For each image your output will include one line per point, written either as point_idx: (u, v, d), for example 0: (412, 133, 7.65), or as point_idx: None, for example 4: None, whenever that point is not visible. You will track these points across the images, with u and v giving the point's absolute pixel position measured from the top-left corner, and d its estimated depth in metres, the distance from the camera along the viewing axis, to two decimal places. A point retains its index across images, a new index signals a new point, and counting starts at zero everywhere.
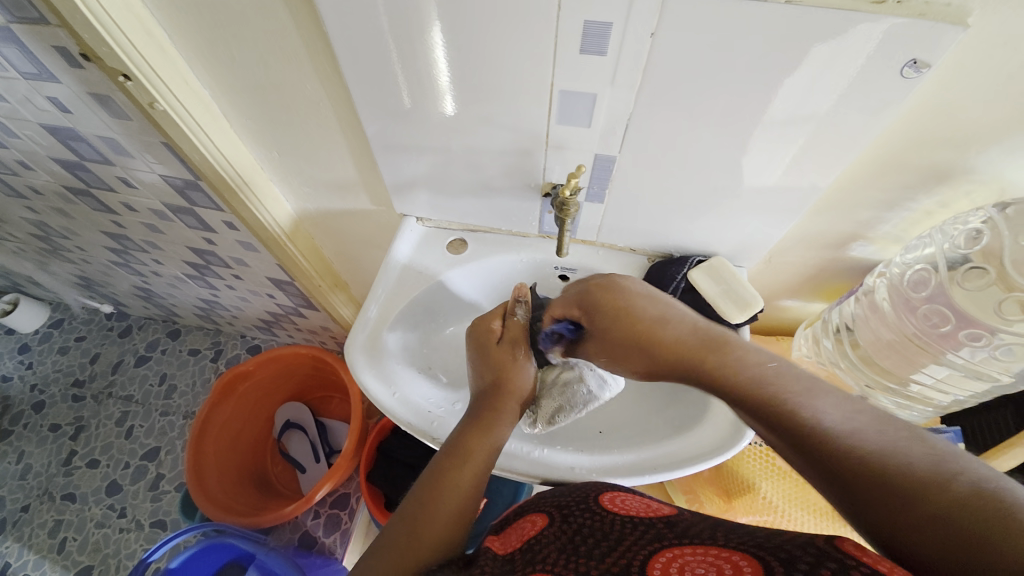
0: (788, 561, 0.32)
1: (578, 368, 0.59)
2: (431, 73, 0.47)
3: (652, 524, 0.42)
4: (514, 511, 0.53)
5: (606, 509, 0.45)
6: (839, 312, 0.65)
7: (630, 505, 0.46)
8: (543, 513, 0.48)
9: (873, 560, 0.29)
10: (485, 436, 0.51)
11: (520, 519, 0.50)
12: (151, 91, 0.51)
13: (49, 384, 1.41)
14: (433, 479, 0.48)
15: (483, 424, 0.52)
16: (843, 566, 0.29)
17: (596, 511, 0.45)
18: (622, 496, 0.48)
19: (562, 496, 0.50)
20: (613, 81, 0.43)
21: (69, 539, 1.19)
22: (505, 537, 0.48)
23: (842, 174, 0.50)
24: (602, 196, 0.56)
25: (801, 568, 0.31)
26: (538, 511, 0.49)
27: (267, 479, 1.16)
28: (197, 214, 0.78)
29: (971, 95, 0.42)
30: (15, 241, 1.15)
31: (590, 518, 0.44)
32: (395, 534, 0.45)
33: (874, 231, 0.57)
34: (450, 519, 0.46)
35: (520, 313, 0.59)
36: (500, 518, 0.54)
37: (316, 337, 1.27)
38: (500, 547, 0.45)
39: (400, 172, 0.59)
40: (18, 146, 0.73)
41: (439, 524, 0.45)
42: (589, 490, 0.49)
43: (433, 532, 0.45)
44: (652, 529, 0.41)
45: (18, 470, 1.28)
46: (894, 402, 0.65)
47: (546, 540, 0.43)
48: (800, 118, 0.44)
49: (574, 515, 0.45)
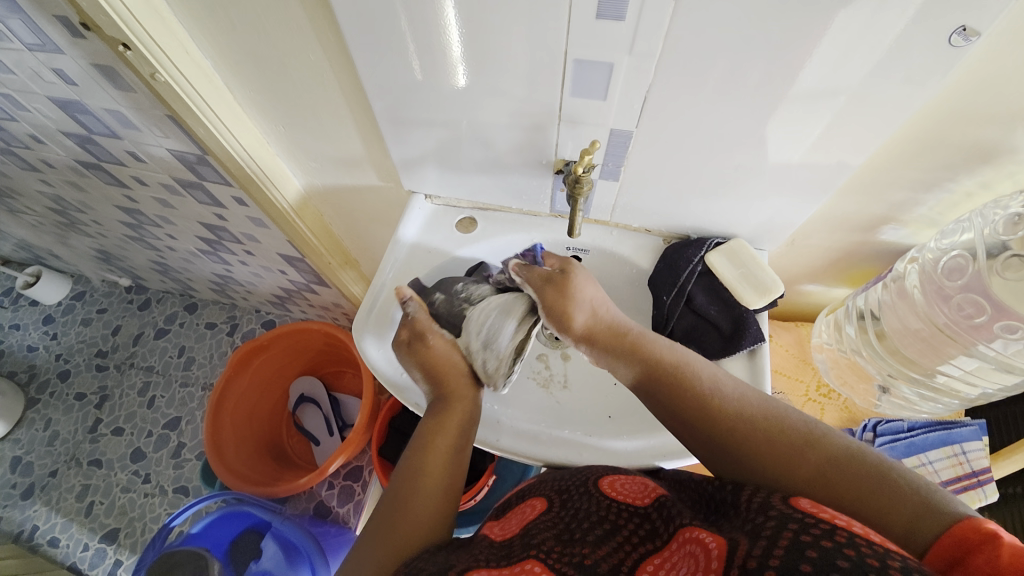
0: (753, 535, 0.33)
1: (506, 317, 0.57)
2: (438, 43, 0.44)
3: (646, 516, 0.43)
4: (517, 493, 0.53)
5: (604, 494, 0.45)
6: (865, 299, 0.62)
7: (629, 489, 0.46)
8: (543, 498, 0.48)
9: (829, 516, 0.32)
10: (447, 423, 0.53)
11: (522, 502, 0.50)
12: (151, 62, 0.50)
13: (74, 354, 1.46)
14: (413, 465, 0.50)
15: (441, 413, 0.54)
16: (804, 527, 0.31)
17: (594, 495, 0.45)
18: (619, 479, 0.48)
19: (562, 479, 0.50)
20: (631, 50, 0.40)
21: (96, 503, 1.24)
22: (505, 522, 0.48)
23: (875, 153, 0.47)
24: (617, 173, 0.54)
25: (766, 536, 0.32)
26: (538, 494, 0.49)
27: (284, 450, 1.19)
28: (207, 189, 0.77)
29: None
30: (32, 214, 1.17)
31: (588, 503, 0.45)
32: (384, 519, 0.47)
33: (909, 214, 0.53)
34: (437, 495, 0.48)
35: (413, 309, 0.58)
36: (503, 500, 0.54)
37: (328, 312, 1.28)
38: (499, 532, 0.45)
39: (408, 147, 0.57)
40: (29, 120, 0.73)
41: (425, 502, 0.47)
42: (587, 475, 0.49)
43: (420, 508, 0.47)
44: (646, 522, 0.42)
45: (46, 436, 1.34)
46: (918, 394, 0.63)
47: (544, 527, 0.43)
48: (831, 91, 0.41)
49: (573, 500, 0.46)
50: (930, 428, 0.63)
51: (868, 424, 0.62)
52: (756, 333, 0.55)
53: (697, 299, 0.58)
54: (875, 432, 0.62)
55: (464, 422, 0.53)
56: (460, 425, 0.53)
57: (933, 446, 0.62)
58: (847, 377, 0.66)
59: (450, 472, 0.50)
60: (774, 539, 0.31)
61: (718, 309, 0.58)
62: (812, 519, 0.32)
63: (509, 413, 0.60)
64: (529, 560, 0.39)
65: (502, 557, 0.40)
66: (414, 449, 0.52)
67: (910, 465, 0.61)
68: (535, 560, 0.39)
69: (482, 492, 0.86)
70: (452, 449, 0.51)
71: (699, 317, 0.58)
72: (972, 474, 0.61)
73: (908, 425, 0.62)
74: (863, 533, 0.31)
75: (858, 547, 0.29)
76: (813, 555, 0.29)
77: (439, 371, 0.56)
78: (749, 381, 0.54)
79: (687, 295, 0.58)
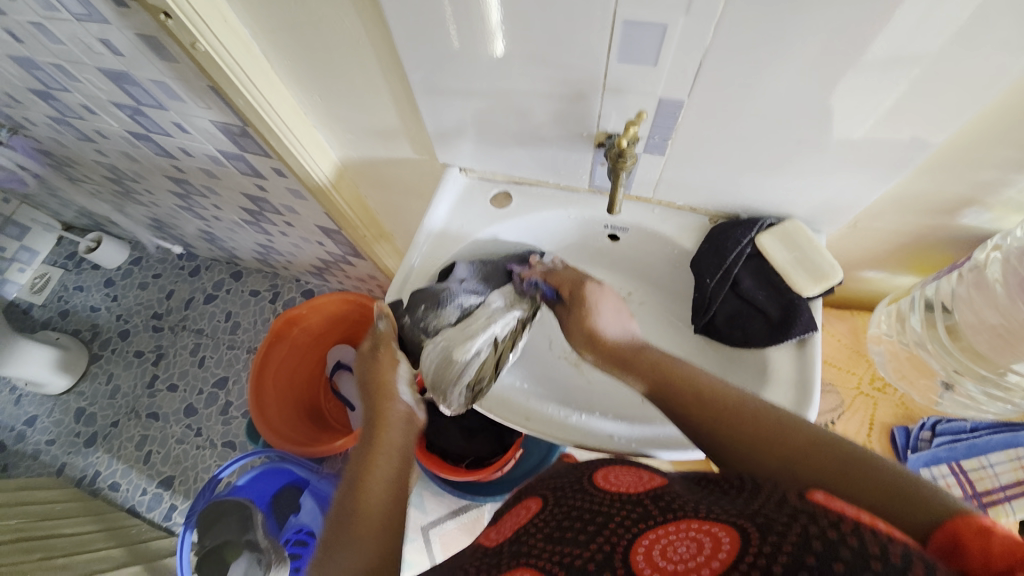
0: (764, 529, 0.31)
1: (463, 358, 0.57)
2: (475, 7, 0.42)
3: (641, 503, 0.40)
4: (515, 495, 0.52)
5: (598, 488, 0.44)
6: (935, 288, 0.57)
7: (623, 480, 0.45)
8: (538, 498, 0.47)
9: (842, 507, 0.30)
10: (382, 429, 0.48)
11: (517, 504, 0.49)
12: (192, 31, 0.50)
13: (133, 315, 1.56)
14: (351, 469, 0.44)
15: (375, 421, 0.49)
16: (814, 521, 0.29)
17: (589, 491, 0.43)
18: (614, 471, 0.47)
19: (557, 479, 0.49)
20: (687, 10, 0.37)
21: (153, 452, 1.35)
22: (501, 527, 0.47)
23: (962, 126, 0.42)
24: (663, 146, 0.50)
25: (775, 533, 0.30)
26: (533, 495, 0.48)
27: (322, 413, 1.25)
28: (247, 160, 0.79)
29: None
30: (91, 182, 1.23)
31: (580, 500, 0.43)
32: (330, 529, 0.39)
33: (994, 196, 0.48)
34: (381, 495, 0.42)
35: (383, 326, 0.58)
36: (505, 500, 0.53)
37: (364, 283, 1.30)
38: (492, 540, 0.45)
39: (443, 119, 0.56)
40: (83, 91, 0.76)
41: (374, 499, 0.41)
42: (583, 471, 0.48)
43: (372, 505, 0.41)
44: (638, 508, 0.39)
45: (109, 390, 1.45)
46: (985, 392, 0.57)
47: (535, 527, 0.42)
48: (916, 54, 0.36)
49: (567, 497, 0.44)
50: (994, 429, 0.58)
51: (927, 422, 0.59)
52: (808, 322, 0.51)
53: (743, 283, 0.55)
54: (934, 432, 0.59)
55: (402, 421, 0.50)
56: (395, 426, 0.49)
57: (995, 448, 0.57)
58: (907, 371, 0.61)
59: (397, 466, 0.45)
60: (784, 534, 0.29)
61: (766, 295, 0.54)
62: (822, 514, 0.30)
63: (538, 392, 0.60)
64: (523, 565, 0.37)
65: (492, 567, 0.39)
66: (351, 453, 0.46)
67: (968, 467, 0.57)
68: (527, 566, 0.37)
69: (509, 464, 0.87)
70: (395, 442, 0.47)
71: (744, 303, 0.55)
72: None
73: (967, 426, 0.58)
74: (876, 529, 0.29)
75: (866, 544, 0.27)
76: (822, 555, 0.27)
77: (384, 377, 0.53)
78: (794, 371, 0.52)
79: (733, 279, 0.55)
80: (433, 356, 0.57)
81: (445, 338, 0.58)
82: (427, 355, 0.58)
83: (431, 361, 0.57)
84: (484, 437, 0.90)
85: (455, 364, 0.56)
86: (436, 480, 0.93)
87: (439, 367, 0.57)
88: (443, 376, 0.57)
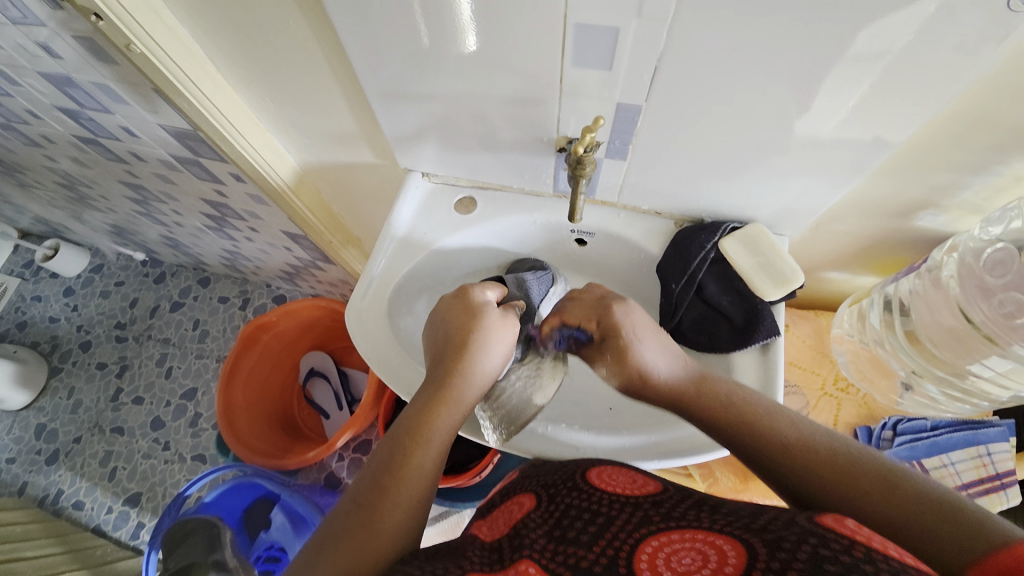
0: (773, 545, 0.31)
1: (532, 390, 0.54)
2: (425, 8, 0.40)
3: (639, 506, 0.40)
4: (500, 492, 0.51)
5: (594, 486, 0.43)
6: (894, 288, 0.57)
7: (618, 480, 0.44)
8: (531, 494, 0.46)
9: (853, 532, 0.31)
10: (445, 409, 0.47)
11: (508, 500, 0.48)
12: (126, 33, 0.47)
13: (94, 325, 1.49)
14: (391, 459, 0.43)
15: (435, 398, 0.47)
16: (824, 541, 0.30)
17: (583, 489, 0.43)
18: (609, 469, 0.46)
19: (548, 475, 0.47)
20: (638, 13, 0.36)
21: (119, 468, 1.29)
22: (492, 522, 0.46)
23: (916, 131, 0.42)
24: (624, 151, 0.50)
25: (784, 549, 0.31)
26: (524, 491, 0.47)
27: (295, 422, 1.21)
28: (204, 166, 0.75)
29: None
30: (43, 188, 1.17)
31: (576, 497, 0.42)
32: (347, 517, 0.41)
33: (949, 198, 0.48)
34: (421, 486, 0.43)
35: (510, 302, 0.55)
36: (488, 499, 0.52)
37: (336, 288, 1.27)
38: (487, 533, 0.44)
39: (401, 124, 0.54)
40: (22, 94, 0.71)
41: (395, 514, 0.41)
42: (576, 467, 0.47)
43: (389, 519, 0.41)
44: (638, 511, 0.39)
45: (70, 404, 1.39)
46: (945, 393, 0.58)
47: (534, 525, 0.41)
48: (870, 58, 0.36)
49: (562, 494, 0.43)
50: (955, 427, 0.59)
51: (888, 421, 0.59)
52: (771, 326, 0.51)
53: (708, 288, 0.55)
54: (896, 431, 0.59)
55: (464, 408, 0.48)
56: (455, 410, 0.47)
57: (956, 447, 0.58)
58: (868, 371, 0.62)
59: (430, 482, 0.44)
60: (794, 552, 0.30)
61: (730, 300, 0.54)
62: (833, 535, 0.30)
63: None
64: (524, 561, 0.37)
65: (494, 563, 0.39)
66: (396, 435, 0.45)
67: (931, 466, 0.58)
68: (529, 560, 0.37)
69: (487, 469, 0.85)
70: (443, 443, 0.46)
71: (709, 308, 0.55)
72: (995, 476, 0.57)
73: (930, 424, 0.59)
74: (882, 548, 0.29)
75: (876, 562, 0.28)
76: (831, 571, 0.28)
77: (457, 360, 0.49)
78: (759, 378, 0.51)
79: (698, 284, 0.54)
80: (507, 395, 0.53)
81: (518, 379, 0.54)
82: (504, 393, 0.53)
83: (505, 402, 0.53)
84: (459, 444, 0.88)
85: (538, 405, 0.54)
86: None
87: (515, 408, 0.53)
88: (517, 417, 0.53)
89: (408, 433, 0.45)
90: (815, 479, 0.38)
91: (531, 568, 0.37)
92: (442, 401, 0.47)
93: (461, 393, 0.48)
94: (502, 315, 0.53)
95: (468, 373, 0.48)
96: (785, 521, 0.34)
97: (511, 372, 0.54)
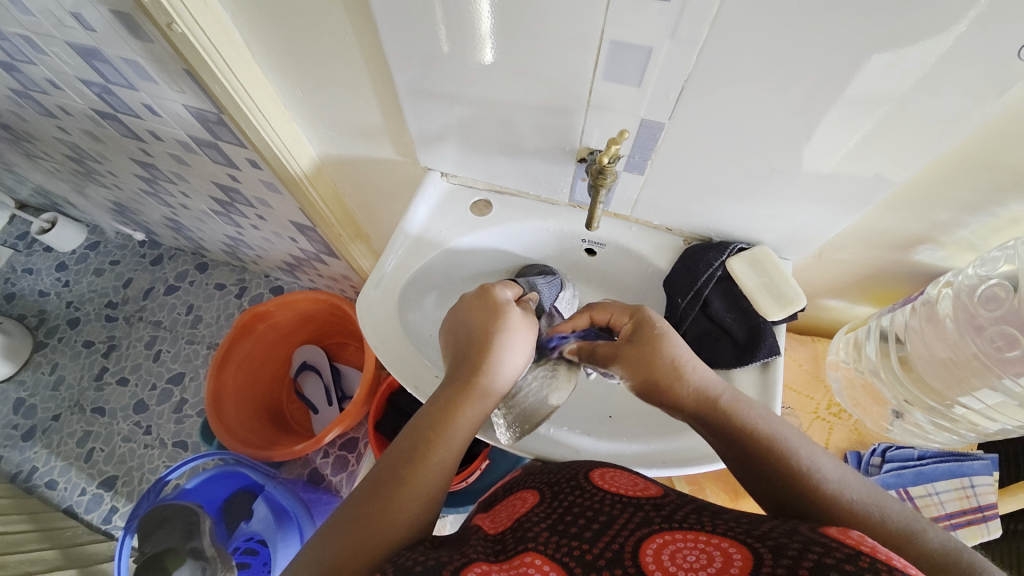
0: (777, 552, 0.32)
1: (546, 390, 0.55)
2: (466, 14, 0.42)
3: (641, 507, 0.41)
4: (502, 488, 0.52)
5: (598, 487, 0.44)
6: (890, 318, 0.59)
7: (619, 482, 0.45)
8: (534, 490, 0.47)
9: (854, 542, 0.31)
10: (466, 408, 0.48)
11: (509, 496, 0.49)
12: (169, 11, 0.48)
13: (85, 302, 1.47)
14: (409, 453, 0.45)
15: (457, 396, 0.48)
16: (828, 551, 0.31)
17: (587, 489, 0.44)
18: (610, 472, 0.47)
19: (552, 473, 0.49)
20: (672, 35, 0.38)
21: (97, 450, 1.27)
22: (494, 514, 0.47)
23: (921, 169, 0.44)
24: (642, 166, 0.51)
25: (789, 556, 0.31)
26: (528, 487, 0.48)
27: (283, 414, 1.20)
28: (222, 150, 0.76)
29: None
30: (51, 160, 1.16)
31: (579, 496, 0.43)
32: (364, 503, 0.43)
33: (948, 235, 0.50)
34: (438, 480, 0.45)
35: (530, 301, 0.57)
36: (488, 495, 0.53)
37: (336, 283, 1.27)
38: (489, 525, 0.45)
39: (427, 124, 0.55)
40: (48, 65, 0.72)
41: (410, 506, 0.43)
42: (579, 468, 0.48)
43: (404, 510, 0.43)
44: (641, 511, 0.40)
45: (52, 381, 1.37)
46: (933, 422, 0.60)
47: (537, 520, 0.42)
48: (886, 94, 0.38)
49: (564, 493, 0.44)
50: (941, 458, 0.61)
51: (878, 447, 0.61)
52: (772, 346, 0.53)
53: (713, 305, 0.57)
54: (884, 457, 0.60)
55: (484, 407, 0.49)
56: (474, 409, 0.48)
57: (941, 477, 0.60)
58: (861, 398, 0.64)
59: (444, 478, 0.46)
60: (797, 558, 0.31)
61: (734, 317, 0.56)
62: (835, 544, 0.31)
63: None
64: (528, 552, 0.38)
65: (498, 554, 0.39)
66: (416, 430, 0.47)
67: (916, 494, 0.59)
68: (534, 552, 0.38)
69: (475, 474, 0.85)
70: (462, 441, 0.47)
71: (713, 324, 0.57)
72: (978, 508, 0.58)
73: (915, 454, 0.60)
74: (887, 559, 0.30)
75: (878, 571, 0.29)
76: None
77: (480, 360, 0.49)
78: (758, 395, 0.53)
79: (703, 300, 0.56)
80: (524, 396, 0.54)
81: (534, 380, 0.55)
82: (522, 393, 0.54)
83: (522, 402, 0.54)
84: None
85: (554, 404, 0.55)
86: None
87: (529, 408, 0.54)
88: (533, 415, 0.55)
89: (427, 429, 0.47)
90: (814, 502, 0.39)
91: (537, 560, 0.37)
92: (462, 400, 0.48)
93: (481, 394, 0.48)
94: (524, 316, 0.53)
95: (489, 375, 0.49)
96: (786, 529, 0.34)
97: (529, 373, 0.55)
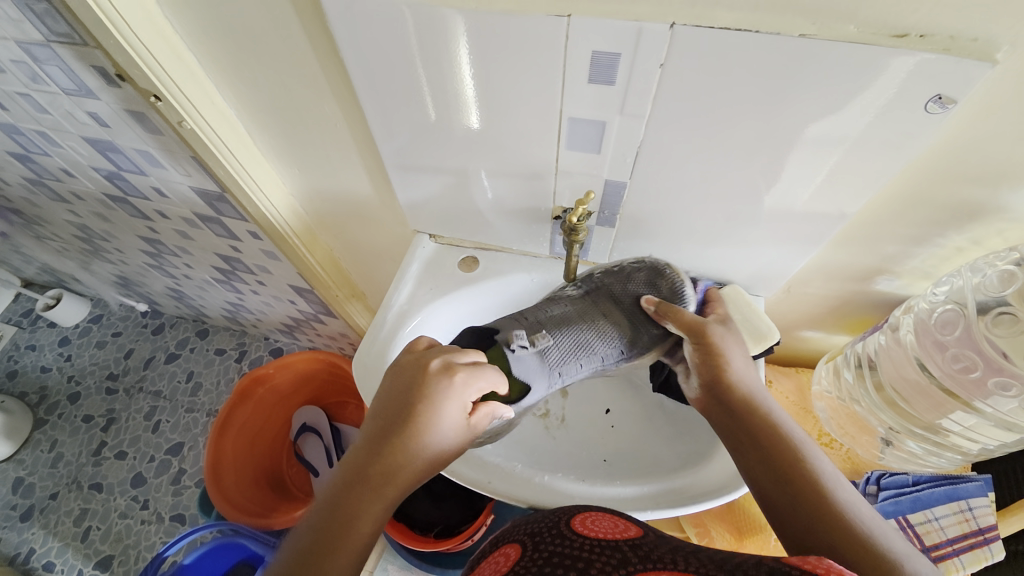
0: None
1: None
2: (443, 100, 0.47)
3: (619, 549, 0.41)
4: (491, 542, 0.51)
5: (577, 533, 0.44)
6: (862, 345, 0.62)
7: (600, 525, 0.46)
8: (516, 544, 0.46)
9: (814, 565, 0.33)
10: (382, 485, 0.44)
11: (495, 551, 0.48)
12: (180, 111, 0.54)
13: (86, 376, 1.48)
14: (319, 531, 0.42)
15: (374, 473, 0.44)
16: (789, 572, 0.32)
17: (567, 536, 0.44)
18: (592, 516, 0.48)
19: (534, 524, 0.48)
20: (621, 110, 0.43)
21: (92, 529, 1.23)
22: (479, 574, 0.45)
23: (868, 204, 0.48)
24: (613, 220, 0.56)
25: None
26: (510, 542, 0.47)
27: (282, 480, 1.18)
28: (224, 224, 0.81)
29: (992, 127, 0.39)
30: (60, 241, 1.22)
31: (560, 545, 0.42)
32: None
33: (901, 265, 0.54)
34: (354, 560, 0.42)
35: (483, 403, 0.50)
36: (477, 552, 0.52)
37: (335, 341, 1.30)
38: None
39: (414, 192, 0.60)
40: (63, 156, 0.78)
41: None
42: (560, 515, 0.48)
43: None
44: (617, 554, 0.40)
45: (50, 459, 1.35)
46: (923, 447, 0.61)
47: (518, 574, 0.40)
48: (814, 147, 0.43)
49: (545, 542, 0.43)
50: (936, 482, 0.60)
51: (871, 475, 0.60)
52: None
53: None
54: (879, 485, 0.60)
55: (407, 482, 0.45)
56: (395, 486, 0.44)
57: (939, 501, 0.59)
58: (848, 427, 0.65)
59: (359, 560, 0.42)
60: None
61: None
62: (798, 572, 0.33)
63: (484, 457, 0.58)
64: None
65: None
66: (329, 506, 0.43)
67: (916, 521, 0.59)
68: None
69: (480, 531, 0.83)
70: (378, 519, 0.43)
71: None
72: (979, 531, 0.58)
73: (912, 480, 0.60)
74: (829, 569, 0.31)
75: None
76: None
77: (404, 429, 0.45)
78: None
79: None
80: None
81: (560, 350, 0.55)
82: None
83: None
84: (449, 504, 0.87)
85: None
86: (399, 550, 0.85)
87: None
88: None
89: (338, 505, 0.43)
90: (779, 473, 0.44)
91: None
92: (378, 473, 0.44)
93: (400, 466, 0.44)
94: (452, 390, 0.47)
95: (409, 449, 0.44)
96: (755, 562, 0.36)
97: None
